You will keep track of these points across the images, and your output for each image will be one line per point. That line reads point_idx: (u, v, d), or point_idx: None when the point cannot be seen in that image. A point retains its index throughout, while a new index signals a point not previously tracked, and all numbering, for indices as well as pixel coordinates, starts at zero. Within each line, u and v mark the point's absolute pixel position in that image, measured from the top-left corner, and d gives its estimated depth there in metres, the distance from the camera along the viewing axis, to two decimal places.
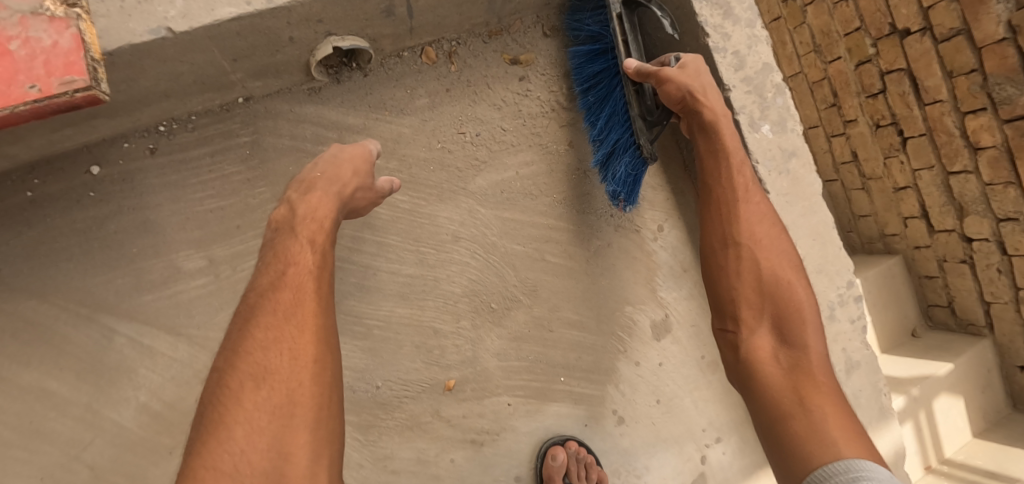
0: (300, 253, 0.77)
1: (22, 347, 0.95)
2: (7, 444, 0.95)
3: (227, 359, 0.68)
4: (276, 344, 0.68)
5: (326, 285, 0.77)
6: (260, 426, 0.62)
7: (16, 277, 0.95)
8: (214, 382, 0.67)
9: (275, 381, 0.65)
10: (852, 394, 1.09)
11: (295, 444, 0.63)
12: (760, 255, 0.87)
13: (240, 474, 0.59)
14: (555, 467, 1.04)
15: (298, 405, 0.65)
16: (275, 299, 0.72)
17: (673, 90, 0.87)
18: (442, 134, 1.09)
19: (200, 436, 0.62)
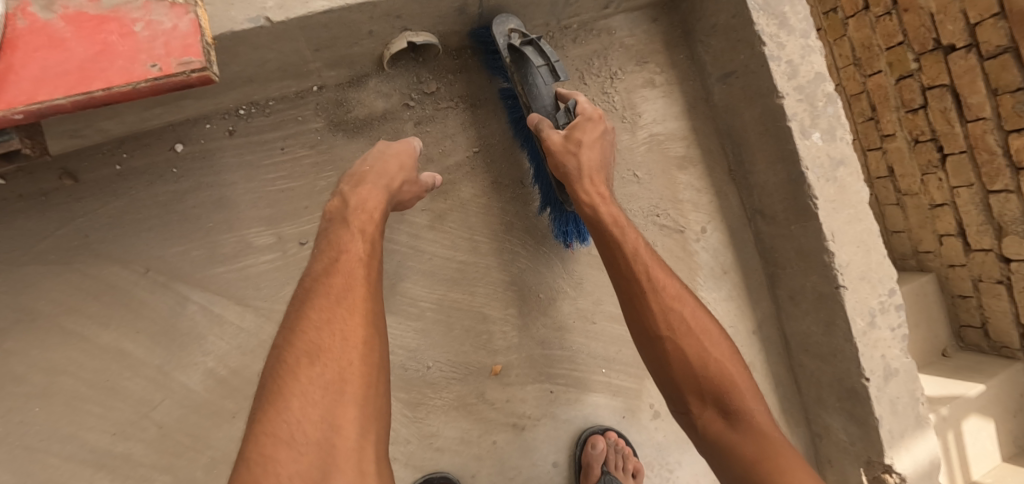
0: (352, 242, 0.82)
1: (105, 309, 1.03)
2: (85, 399, 1.02)
3: (285, 337, 0.73)
4: (330, 325, 0.73)
5: (375, 273, 0.82)
6: (314, 399, 0.67)
7: (103, 243, 1.03)
8: (273, 359, 0.72)
9: (328, 359, 0.70)
10: (891, 400, 1.10)
11: (345, 417, 0.68)
12: (684, 342, 0.90)
13: (297, 443, 0.64)
14: (594, 455, 1.09)
15: (348, 383, 0.70)
16: (329, 283, 0.77)
17: (556, 163, 0.95)
18: (501, 128, 1.15)
19: (262, 404, 0.67)
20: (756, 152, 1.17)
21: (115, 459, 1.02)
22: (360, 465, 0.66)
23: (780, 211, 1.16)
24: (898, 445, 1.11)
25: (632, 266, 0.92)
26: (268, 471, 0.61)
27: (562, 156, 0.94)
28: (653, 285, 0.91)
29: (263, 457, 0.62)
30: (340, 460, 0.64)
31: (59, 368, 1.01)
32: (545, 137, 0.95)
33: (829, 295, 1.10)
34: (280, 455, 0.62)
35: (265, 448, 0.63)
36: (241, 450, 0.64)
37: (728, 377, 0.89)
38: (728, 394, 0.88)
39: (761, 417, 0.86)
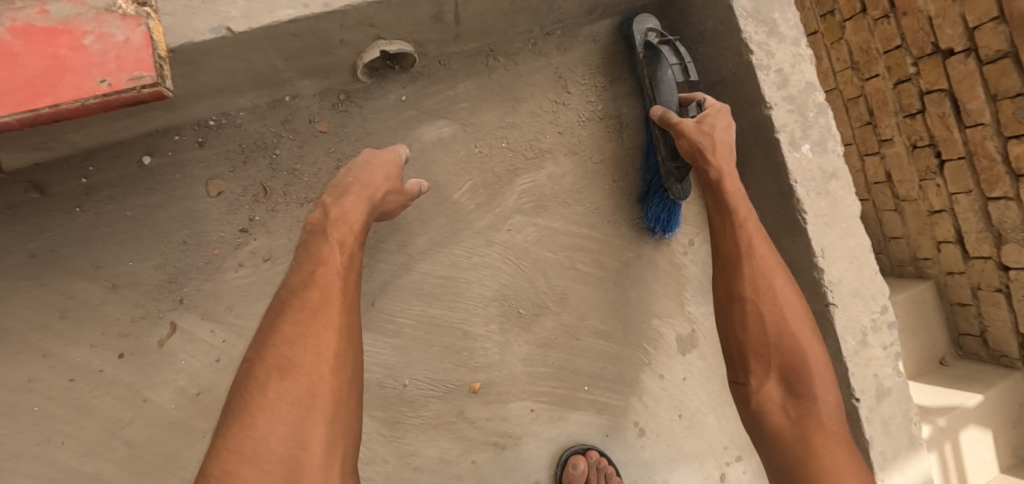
0: (330, 254, 0.77)
1: (73, 325, 1.00)
2: (53, 418, 0.99)
3: (256, 350, 0.70)
4: (302, 338, 0.70)
5: (354, 285, 0.78)
6: (281, 415, 0.65)
7: (71, 259, 1.00)
8: (242, 372, 0.69)
9: (298, 374, 0.68)
10: (883, 421, 1.07)
11: (313, 434, 0.66)
12: (766, 305, 0.86)
13: (262, 460, 0.63)
14: (576, 475, 1.06)
15: (318, 398, 0.68)
16: (305, 296, 0.73)
17: (685, 145, 0.94)
18: (482, 138, 1.13)
19: (228, 419, 0.65)
20: (746, 163, 1.13)
21: (83, 480, 1.00)
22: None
23: (770, 224, 1.13)
24: (890, 466, 1.08)
25: (735, 231, 0.90)
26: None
27: (695, 135, 0.93)
28: (751, 252, 0.89)
29: (226, 475, 0.61)
30: (306, 480, 0.63)
31: (24, 387, 0.98)
32: (678, 120, 0.95)
33: (820, 312, 1.06)
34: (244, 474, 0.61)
35: (227, 466, 0.62)
36: (204, 466, 0.62)
37: (804, 359, 0.84)
38: (793, 368, 0.84)
39: (824, 390, 0.82)
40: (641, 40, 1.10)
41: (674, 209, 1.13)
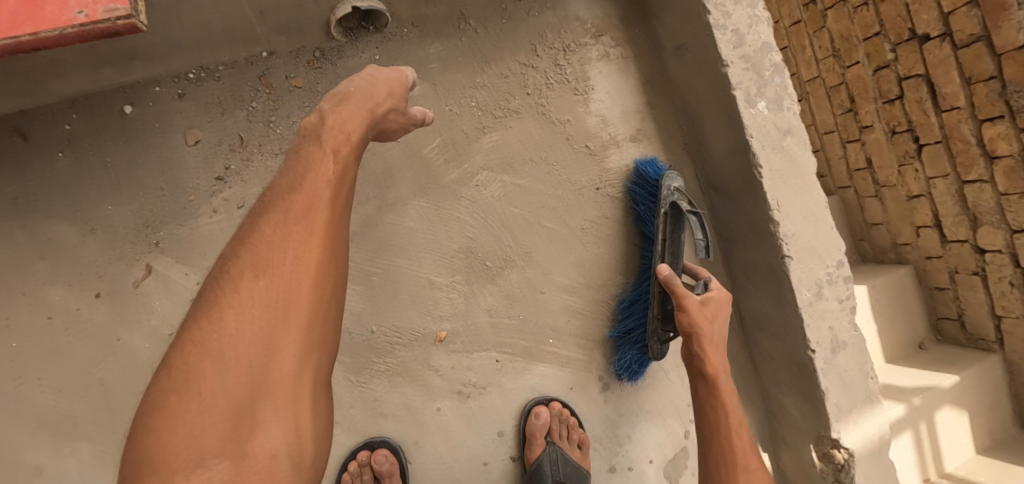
0: (322, 162, 0.78)
1: (49, 266, 1.03)
2: (27, 355, 1.02)
3: (234, 248, 0.72)
4: (282, 244, 0.71)
5: (344, 197, 0.78)
6: (250, 318, 0.66)
7: (50, 202, 1.03)
8: (218, 268, 0.72)
9: (273, 278, 0.69)
10: (839, 374, 1.10)
11: (283, 341, 0.67)
12: (710, 350, 0.97)
13: (226, 359, 0.64)
14: (537, 425, 1.09)
15: (291, 308, 0.69)
16: (289, 200, 0.74)
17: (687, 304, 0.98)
18: (452, 98, 1.17)
19: (199, 312, 0.67)
20: (709, 124, 1.17)
21: (58, 416, 1.03)
22: (294, 391, 0.67)
23: (730, 183, 1.16)
24: (845, 418, 1.11)
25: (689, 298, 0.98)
26: (193, 381, 0.63)
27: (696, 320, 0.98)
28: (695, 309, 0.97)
29: (190, 367, 0.63)
30: (272, 385, 0.65)
31: (3, 326, 1.02)
32: (678, 282, 0.98)
33: (777, 267, 1.10)
34: (209, 368, 0.63)
35: (191, 357, 0.64)
36: (173, 354, 0.66)
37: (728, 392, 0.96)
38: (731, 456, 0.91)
39: (759, 477, 0.89)
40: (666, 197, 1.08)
41: (642, 362, 1.18)
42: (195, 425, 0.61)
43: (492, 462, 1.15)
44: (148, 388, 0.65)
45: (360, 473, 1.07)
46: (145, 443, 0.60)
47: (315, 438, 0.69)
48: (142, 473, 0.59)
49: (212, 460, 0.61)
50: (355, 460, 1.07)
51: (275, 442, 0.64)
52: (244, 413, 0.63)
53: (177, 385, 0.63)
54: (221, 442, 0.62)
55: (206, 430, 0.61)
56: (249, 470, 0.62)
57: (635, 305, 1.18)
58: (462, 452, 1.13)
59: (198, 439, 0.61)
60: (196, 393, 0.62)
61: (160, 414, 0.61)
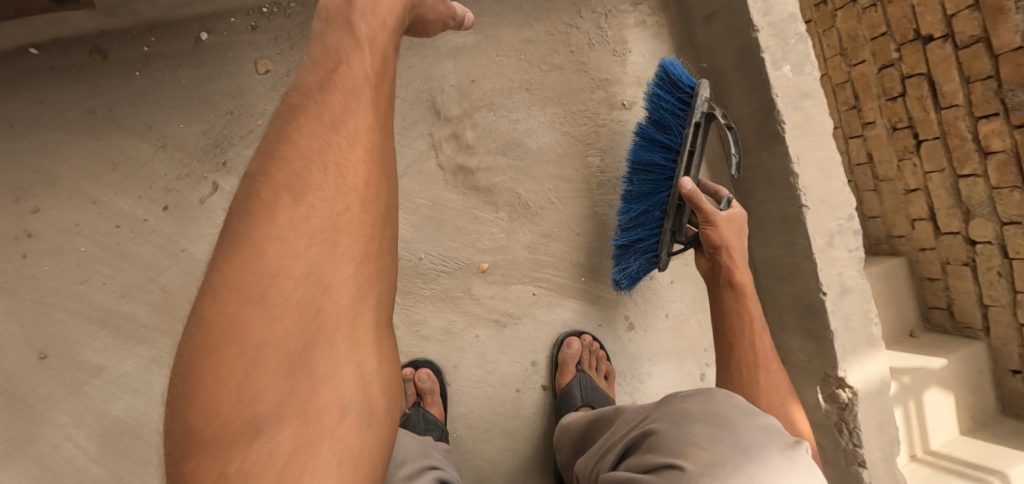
0: (355, 54, 0.64)
1: (122, 178, 1.10)
2: (95, 260, 1.09)
3: (260, 164, 0.57)
4: (322, 158, 0.58)
5: (384, 101, 0.66)
6: (296, 252, 0.54)
7: (126, 118, 1.10)
8: (243, 189, 0.56)
9: (316, 200, 0.56)
10: (844, 316, 1.20)
11: (337, 278, 0.56)
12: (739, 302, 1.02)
13: (272, 301, 0.52)
14: (570, 353, 1.18)
15: (343, 235, 0.57)
16: (323, 103, 0.61)
17: (712, 232, 0.98)
18: (501, 48, 1.25)
19: (228, 246, 0.53)
20: (734, 86, 1.26)
21: (119, 318, 1.09)
22: (354, 335, 0.58)
23: (753, 141, 1.25)
24: (850, 359, 1.21)
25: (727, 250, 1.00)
26: (235, 333, 0.51)
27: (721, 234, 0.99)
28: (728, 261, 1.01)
29: (229, 316, 0.51)
30: (329, 326, 0.56)
31: (72, 230, 1.08)
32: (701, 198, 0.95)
33: (793, 216, 1.20)
34: (257, 313, 0.51)
35: (229, 302, 0.51)
36: (202, 302, 0.52)
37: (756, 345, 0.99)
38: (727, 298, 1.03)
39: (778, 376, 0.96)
40: (699, 109, 0.97)
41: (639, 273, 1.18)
42: (251, 386, 0.51)
43: (523, 389, 1.21)
44: (177, 346, 0.52)
45: (403, 388, 1.15)
46: (189, 413, 0.50)
47: (379, 386, 0.61)
48: (194, 443, 0.50)
49: (274, 427, 0.52)
50: (400, 376, 1.15)
51: (343, 398, 0.56)
52: (302, 366, 0.54)
53: (216, 338, 0.50)
54: (280, 406, 0.52)
55: (263, 391, 0.51)
56: (319, 430, 0.54)
57: (643, 214, 1.13)
58: (497, 377, 1.20)
59: (253, 404, 0.51)
60: (244, 347, 0.51)
61: (199, 377, 0.50)
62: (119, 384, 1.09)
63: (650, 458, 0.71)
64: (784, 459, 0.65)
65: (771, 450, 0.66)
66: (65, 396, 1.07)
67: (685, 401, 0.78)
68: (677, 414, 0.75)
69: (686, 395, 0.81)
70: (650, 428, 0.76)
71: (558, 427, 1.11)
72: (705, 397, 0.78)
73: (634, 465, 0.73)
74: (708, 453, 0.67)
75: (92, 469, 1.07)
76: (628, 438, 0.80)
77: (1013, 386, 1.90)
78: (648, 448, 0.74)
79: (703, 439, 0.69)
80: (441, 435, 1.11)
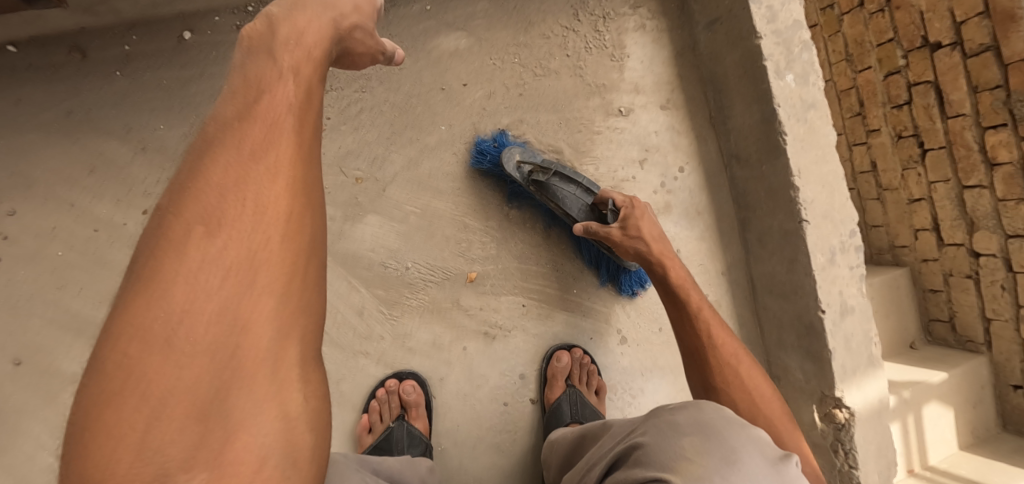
0: (278, 80, 0.59)
1: (100, 181, 1.07)
2: (72, 265, 1.05)
3: (172, 197, 0.52)
4: (241, 186, 0.52)
5: (311, 126, 0.60)
6: (209, 291, 0.47)
7: (104, 120, 1.07)
8: (152, 224, 0.50)
9: (233, 231, 0.50)
10: (845, 335, 1.17)
11: (255, 313, 0.49)
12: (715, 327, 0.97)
13: (178, 347, 0.45)
14: (559, 368, 1.15)
15: (263, 268, 0.50)
16: (242, 129, 0.55)
17: (627, 248, 1.04)
18: (495, 52, 1.21)
19: (131, 287, 0.47)
20: (735, 95, 1.22)
21: (96, 326, 1.06)
22: (278, 373, 0.50)
23: (753, 152, 1.21)
24: (850, 380, 1.18)
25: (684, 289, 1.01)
26: (134, 386, 0.44)
27: (627, 242, 1.04)
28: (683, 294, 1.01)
29: (127, 367, 0.44)
30: (245, 372, 0.47)
31: (49, 234, 1.05)
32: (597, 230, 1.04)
33: (793, 231, 1.16)
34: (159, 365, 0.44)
35: (130, 350, 0.45)
36: (99, 352, 0.45)
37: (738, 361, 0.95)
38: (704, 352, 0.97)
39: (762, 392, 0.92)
40: (518, 174, 1.12)
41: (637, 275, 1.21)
42: (151, 446, 0.43)
43: (512, 404, 1.18)
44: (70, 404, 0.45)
45: (387, 400, 1.11)
46: (83, 481, 0.42)
47: (312, 426, 0.53)
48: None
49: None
50: (384, 388, 1.11)
51: (263, 442, 0.48)
52: (214, 417, 0.46)
53: (116, 388, 0.44)
54: (190, 464, 0.44)
55: (167, 451, 0.43)
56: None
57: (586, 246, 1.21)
58: (485, 392, 1.17)
59: (157, 464, 0.43)
60: (144, 400, 0.43)
61: (92, 441, 0.43)
62: None
63: (637, 472, 0.67)
64: (775, 472, 0.65)
65: (760, 463, 0.65)
66: (38, 406, 1.04)
67: (674, 412, 0.75)
68: (666, 426, 0.72)
69: (673, 405, 0.78)
70: (637, 439, 0.73)
71: (546, 443, 1.08)
72: (694, 407, 0.76)
73: (621, 479, 0.69)
74: (697, 467, 0.64)
75: None
76: (614, 452, 0.76)
77: (1015, 402, 1.87)
78: (635, 461, 0.70)
79: (693, 451, 0.66)
80: (424, 451, 1.09)
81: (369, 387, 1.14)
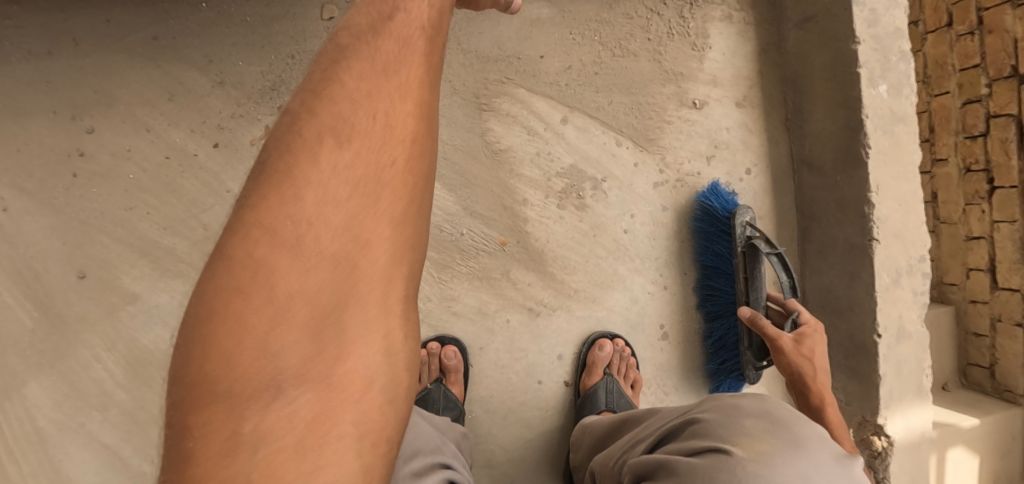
0: (414, 0, 0.57)
1: (178, 109, 1.09)
2: (143, 189, 1.08)
3: (303, 100, 0.52)
4: (371, 102, 0.52)
5: (438, 54, 0.58)
6: (336, 201, 0.48)
7: (187, 49, 1.08)
8: (283, 126, 0.51)
9: (362, 144, 0.50)
10: (897, 361, 1.14)
11: (375, 234, 0.50)
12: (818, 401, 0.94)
13: (302, 252, 0.47)
14: (601, 356, 1.14)
15: (385, 187, 0.51)
16: (376, 44, 0.54)
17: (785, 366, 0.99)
18: (576, 26, 1.18)
19: (263, 184, 0.48)
20: (818, 100, 1.17)
21: (159, 250, 1.09)
22: (385, 300, 0.52)
23: (829, 161, 1.17)
24: (894, 407, 1.15)
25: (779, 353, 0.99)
26: (262, 281, 0.46)
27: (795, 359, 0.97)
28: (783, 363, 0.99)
29: (257, 261, 0.46)
30: (362, 288, 0.50)
31: (124, 155, 1.08)
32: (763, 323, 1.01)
33: (860, 247, 1.12)
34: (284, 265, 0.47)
35: (258, 245, 0.46)
36: (226, 242, 0.48)
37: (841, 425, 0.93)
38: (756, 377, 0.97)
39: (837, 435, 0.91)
40: None
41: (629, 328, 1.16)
42: (272, 344, 0.47)
43: (546, 382, 1.18)
44: (198, 283, 0.48)
45: (427, 362, 1.12)
46: (200, 361, 0.46)
47: (410, 364, 0.55)
48: (198, 401, 0.46)
49: (293, 392, 0.48)
50: (426, 349, 1.12)
51: (369, 367, 0.51)
52: (329, 328, 0.49)
53: (240, 283, 0.46)
54: (303, 369, 0.48)
55: (287, 348, 0.47)
56: (339, 406, 0.49)
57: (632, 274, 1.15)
58: (522, 366, 1.17)
59: (276, 361, 0.47)
60: (268, 301, 0.46)
61: (214, 325, 0.46)
62: (152, 314, 1.09)
63: (693, 443, 0.67)
64: (841, 467, 0.63)
65: (827, 456, 0.63)
66: (98, 319, 1.08)
67: (736, 397, 0.74)
68: (729, 407, 0.71)
69: (730, 395, 0.76)
70: (697, 414, 0.71)
71: (577, 427, 1.08)
72: (755, 398, 0.74)
73: (674, 449, 0.68)
74: (762, 447, 0.63)
75: (116, 394, 1.08)
76: (667, 426, 0.75)
77: None
78: (692, 434, 0.69)
79: (757, 433, 0.65)
80: (458, 416, 1.11)
81: None
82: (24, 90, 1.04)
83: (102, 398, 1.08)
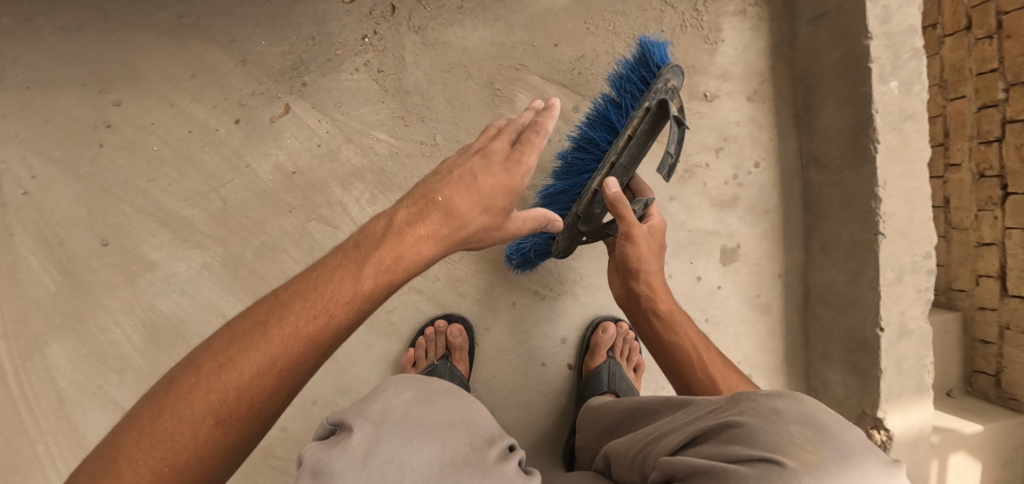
0: (376, 221, 0.72)
1: (200, 86, 1.12)
2: (165, 162, 1.12)
3: (270, 306, 0.62)
4: (301, 306, 0.62)
5: (406, 269, 0.69)
6: (247, 379, 0.57)
7: (211, 28, 1.11)
8: (218, 335, 0.61)
9: (285, 335, 0.60)
10: (897, 358, 1.15)
11: (260, 402, 0.58)
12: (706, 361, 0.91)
13: (194, 420, 0.55)
14: (604, 338, 1.16)
15: (300, 358, 0.60)
16: (376, 254, 0.68)
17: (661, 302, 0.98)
18: (590, 16, 1.20)
19: (166, 386, 0.57)
20: (828, 96, 1.17)
21: (179, 222, 1.13)
22: (242, 432, 0.57)
23: (837, 157, 1.18)
24: (893, 402, 1.16)
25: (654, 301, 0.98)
26: (177, 409, 0.55)
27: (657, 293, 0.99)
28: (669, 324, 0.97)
29: (154, 418, 0.55)
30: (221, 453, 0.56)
31: (148, 129, 1.11)
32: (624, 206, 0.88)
33: (864, 243, 1.13)
34: (183, 413, 0.55)
35: (162, 410, 0.55)
36: (169, 381, 0.58)
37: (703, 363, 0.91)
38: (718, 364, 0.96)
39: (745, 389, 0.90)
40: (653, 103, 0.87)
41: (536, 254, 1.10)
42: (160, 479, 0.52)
43: (548, 364, 1.21)
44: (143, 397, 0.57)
45: (434, 339, 1.14)
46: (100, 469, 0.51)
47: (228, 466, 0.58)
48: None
49: None
50: (433, 327, 1.15)
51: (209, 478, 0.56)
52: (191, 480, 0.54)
53: (160, 410, 0.55)
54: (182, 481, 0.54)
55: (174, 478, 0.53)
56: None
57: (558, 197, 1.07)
58: (525, 348, 1.20)
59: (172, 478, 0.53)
60: (163, 438, 0.53)
61: (120, 461, 0.52)
62: (169, 283, 1.13)
63: (737, 450, 0.53)
64: None
65: None
66: (118, 285, 1.12)
67: (772, 396, 0.58)
68: (762, 407, 0.57)
69: (766, 394, 0.60)
70: (698, 399, 0.69)
71: (585, 408, 1.06)
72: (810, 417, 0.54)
73: (711, 453, 0.55)
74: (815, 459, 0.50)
75: (134, 358, 1.13)
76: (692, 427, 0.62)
77: None
78: (715, 433, 0.58)
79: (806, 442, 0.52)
80: (462, 393, 1.14)
81: (417, 324, 1.19)
82: (54, 62, 1.08)
83: (120, 362, 1.12)
